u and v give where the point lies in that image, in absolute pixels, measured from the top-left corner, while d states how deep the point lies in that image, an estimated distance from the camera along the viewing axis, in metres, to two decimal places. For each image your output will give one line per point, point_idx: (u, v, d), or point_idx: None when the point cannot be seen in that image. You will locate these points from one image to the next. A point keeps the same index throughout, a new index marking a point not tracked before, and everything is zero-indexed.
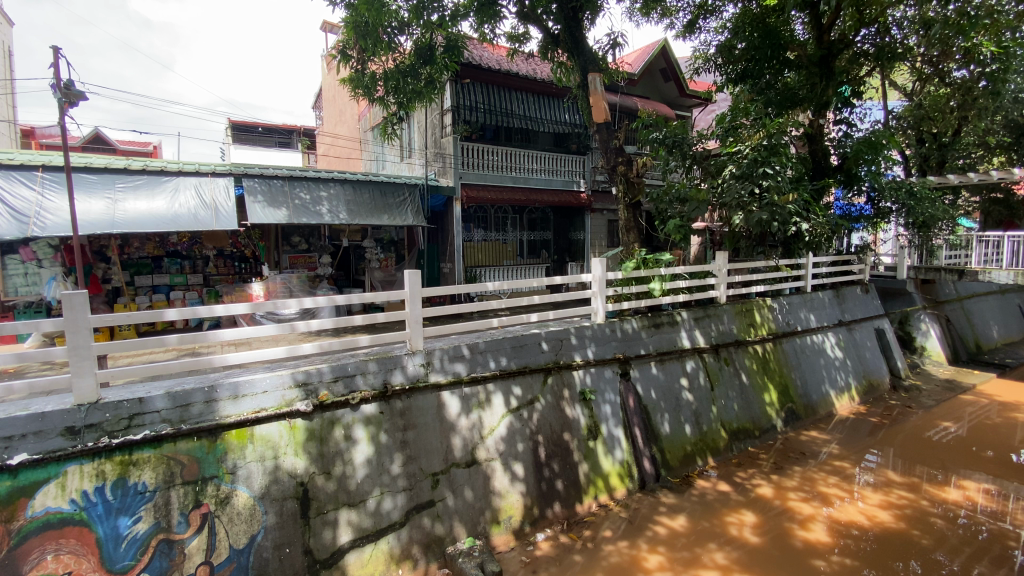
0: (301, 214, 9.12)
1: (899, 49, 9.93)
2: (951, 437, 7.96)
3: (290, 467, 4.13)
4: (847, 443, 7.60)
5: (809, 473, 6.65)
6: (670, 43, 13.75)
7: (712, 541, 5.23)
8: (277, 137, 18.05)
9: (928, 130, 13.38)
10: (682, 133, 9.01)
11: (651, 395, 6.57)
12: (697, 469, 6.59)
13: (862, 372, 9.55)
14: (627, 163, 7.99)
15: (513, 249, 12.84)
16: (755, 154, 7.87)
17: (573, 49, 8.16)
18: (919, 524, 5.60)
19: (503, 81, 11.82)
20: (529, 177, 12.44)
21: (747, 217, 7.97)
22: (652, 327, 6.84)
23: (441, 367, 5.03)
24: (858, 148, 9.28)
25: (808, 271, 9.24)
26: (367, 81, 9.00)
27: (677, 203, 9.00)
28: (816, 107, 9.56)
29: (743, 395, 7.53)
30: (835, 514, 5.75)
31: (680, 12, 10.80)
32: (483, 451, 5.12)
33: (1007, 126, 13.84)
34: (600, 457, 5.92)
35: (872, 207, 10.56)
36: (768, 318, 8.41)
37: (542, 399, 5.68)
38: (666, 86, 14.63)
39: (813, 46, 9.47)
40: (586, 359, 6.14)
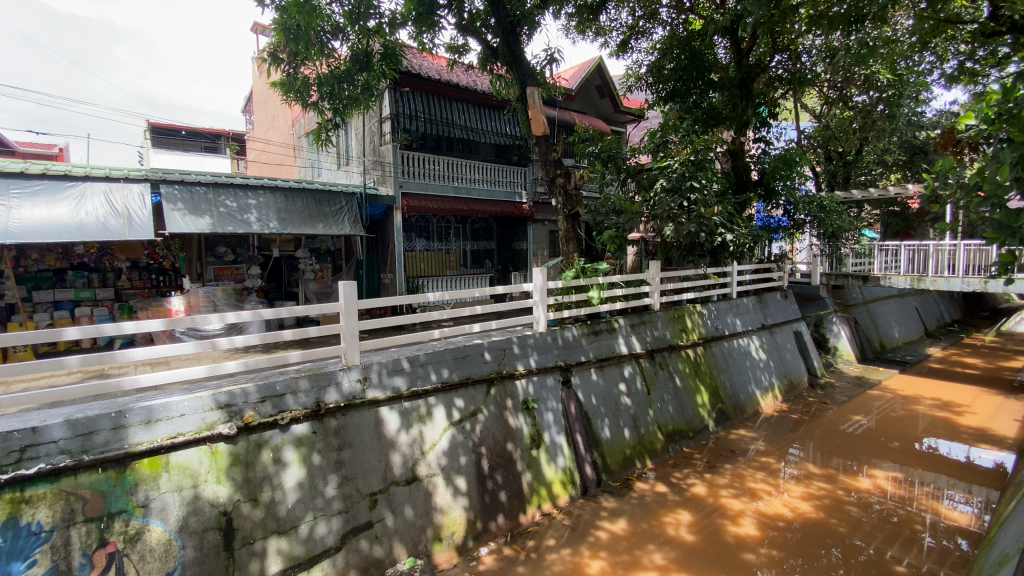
0: (227, 222, 8.62)
1: (808, 74, 10.86)
2: (862, 430, 8.69)
3: (211, 495, 3.83)
4: (772, 439, 8.10)
5: (739, 470, 7.02)
6: (604, 61, 14.29)
7: (651, 542, 5.38)
8: (203, 141, 17.02)
9: (834, 149, 14.69)
10: (616, 147, 9.31)
11: (591, 401, 6.70)
12: (636, 472, 6.77)
13: (783, 372, 10.24)
14: (565, 176, 8.15)
15: (456, 259, 12.73)
16: (683, 169, 8.30)
17: (512, 63, 8.24)
18: (836, 513, 6.03)
19: (443, 91, 11.78)
20: (471, 187, 12.43)
21: (677, 229, 8.38)
22: (591, 334, 7.00)
23: (379, 382, 4.87)
24: (775, 164, 10.13)
25: (734, 279, 9.83)
26: (300, 86, 8.71)
27: (613, 215, 9.25)
28: (737, 126, 10.22)
29: (677, 398, 7.84)
30: (762, 508, 6.08)
31: (613, 31, 11.26)
32: (424, 467, 4.98)
33: (901, 147, 15.49)
34: (542, 465, 5.93)
35: (789, 219, 11.35)
36: (698, 323, 8.84)
37: (485, 410, 5.63)
38: (602, 102, 15.19)
39: (734, 68, 10.13)
40: (528, 368, 6.16)
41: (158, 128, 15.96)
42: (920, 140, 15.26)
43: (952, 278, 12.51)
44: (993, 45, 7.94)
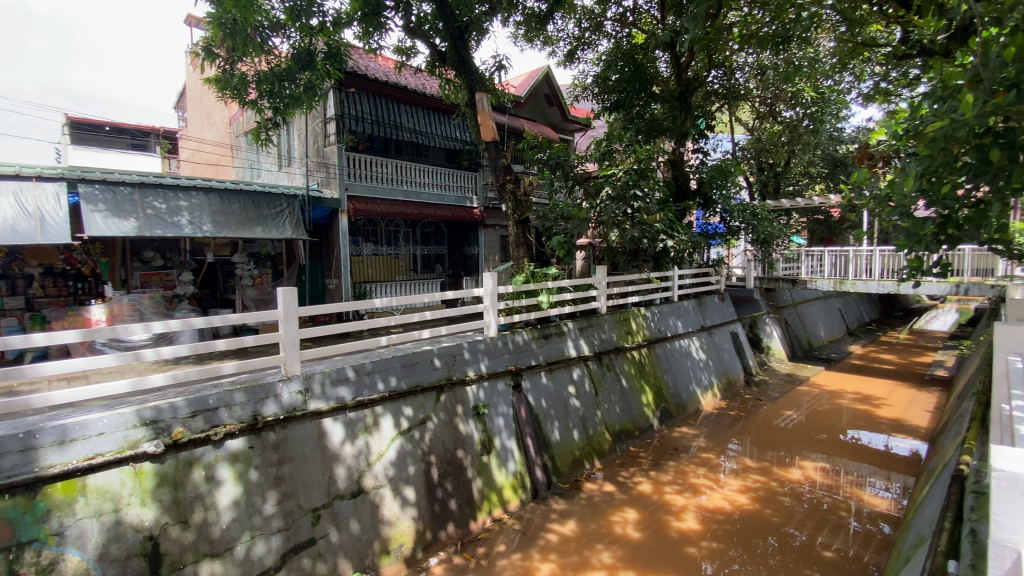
0: (155, 225, 8.08)
1: (742, 90, 11.52)
2: (793, 424, 9.27)
3: (135, 519, 3.55)
4: (712, 436, 8.48)
5: (681, 466, 7.30)
6: (552, 70, 14.56)
7: (599, 542, 5.49)
8: (129, 138, 15.71)
9: (766, 160, 15.65)
10: (564, 155, 9.48)
11: (541, 404, 6.75)
12: (585, 473, 6.89)
13: (721, 371, 10.77)
14: (514, 181, 8.18)
15: (406, 264, 12.51)
16: (627, 177, 8.60)
17: (460, 67, 8.21)
18: (770, 504, 6.39)
19: (390, 93, 11.60)
20: (420, 191, 12.29)
21: (621, 234, 8.66)
22: (541, 338, 7.07)
23: (321, 393, 4.70)
24: (711, 174, 10.67)
25: (675, 283, 10.25)
26: (236, 82, 8.33)
27: (562, 220, 9.40)
28: (677, 136, 10.70)
29: (624, 398, 8.07)
30: (704, 503, 6.35)
31: (560, 41, 11.50)
32: (370, 478, 4.84)
33: (824, 160, 16.72)
34: (493, 471, 5.90)
35: (725, 226, 11.80)
36: (642, 325, 9.14)
37: (434, 417, 5.54)
38: (550, 110, 15.46)
39: (674, 82, 10.59)
40: (478, 374, 6.14)
41: (78, 123, 14.67)
42: (840, 154, 16.56)
43: (869, 280, 13.60)
44: (903, 68, 8.72)
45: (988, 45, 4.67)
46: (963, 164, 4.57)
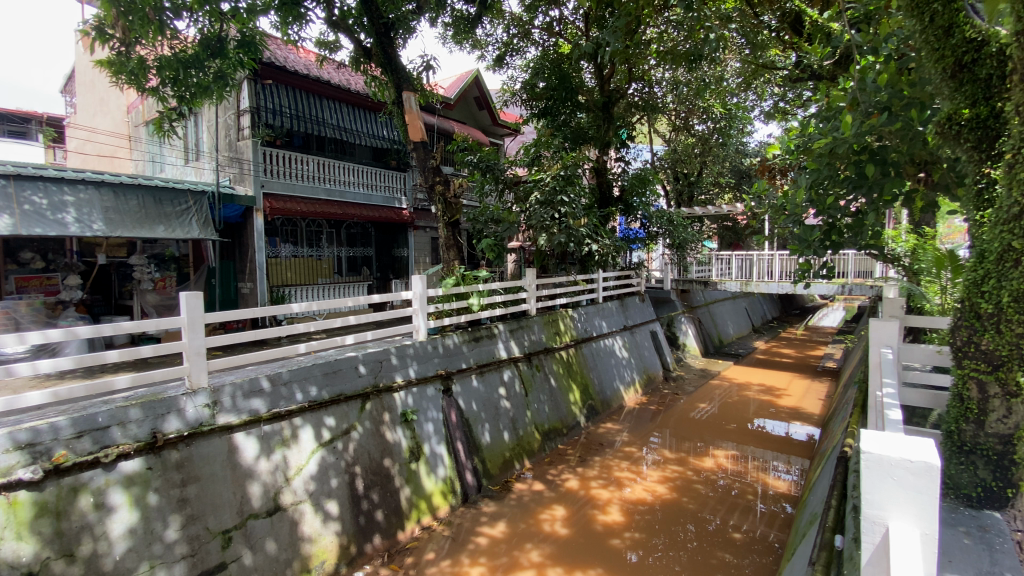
0: (35, 222, 7.10)
1: (660, 103, 12.23)
2: (707, 415, 9.97)
3: (7, 557, 3.12)
4: (635, 430, 8.90)
5: (606, 461, 7.59)
6: (482, 74, 14.60)
7: (528, 541, 5.57)
8: (4, 124, 13.80)
9: (682, 170, 16.72)
10: (494, 158, 9.52)
11: (472, 407, 6.72)
12: (515, 473, 6.95)
13: (642, 367, 11.34)
14: (444, 183, 8.06)
15: (329, 266, 11.97)
16: (555, 183, 8.83)
17: (387, 65, 8.00)
18: (687, 492, 6.81)
19: (311, 87, 11.06)
20: (344, 190, 11.81)
21: (550, 238, 8.85)
22: (472, 341, 7.05)
23: (232, 406, 4.37)
24: (632, 182, 11.25)
25: (600, 285, 10.65)
26: (134, 67, 7.57)
27: (492, 224, 9.43)
28: (601, 145, 11.17)
29: (553, 398, 8.25)
30: (627, 496, 6.64)
31: (489, 46, 11.58)
32: (288, 494, 4.56)
33: (732, 171, 18.16)
34: (421, 478, 5.77)
35: (645, 231, 12.47)
36: (570, 325, 9.41)
37: (359, 427, 5.34)
38: (480, 114, 15.52)
39: (598, 92, 11.05)
40: (406, 379, 6.00)
41: None
42: (745, 167, 18.08)
43: (771, 282, 14.83)
44: (797, 90, 9.68)
45: (864, 73, 5.27)
46: (845, 178, 5.12)
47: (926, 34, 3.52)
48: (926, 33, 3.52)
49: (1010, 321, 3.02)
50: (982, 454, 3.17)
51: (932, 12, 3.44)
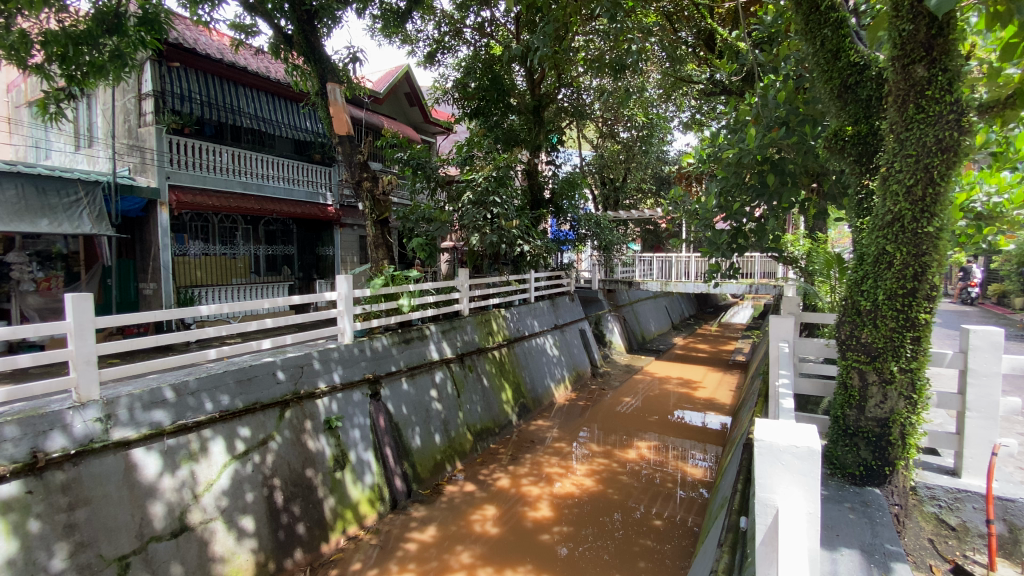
0: None
1: (588, 109, 12.63)
2: (632, 409, 10.44)
3: None
4: (565, 426, 9.12)
5: (537, 458, 7.72)
6: (412, 70, 14.31)
7: (459, 543, 5.54)
8: None
9: (608, 175, 17.38)
10: (425, 156, 9.34)
11: (401, 411, 6.56)
12: (446, 476, 6.87)
13: (572, 365, 11.65)
14: (372, 180, 7.75)
15: (245, 265, 11.17)
16: (486, 183, 8.85)
17: (310, 54, 7.62)
18: (613, 483, 7.09)
19: (225, 73, 10.34)
20: (262, 184, 11.09)
21: (482, 238, 8.88)
22: (402, 343, 6.89)
23: (129, 419, 3.97)
24: (562, 185, 11.55)
25: (532, 285, 10.80)
26: (10, 40, 6.66)
27: (423, 223, 9.22)
28: (532, 148, 11.35)
29: (485, 398, 8.25)
30: (557, 491, 6.78)
31: (420, 41, 11.36)
32: (197, 512, 4.21)
33: (654, 177, 19.16)
34: (347, 487, 5.54)
35: (574, 233, 12.81)
36: (502, 325, 9.46)
37: (278, 436, 5.04)
38: (410, 110, 15.20)
39: (529, 96, 11.21)
40: (330, 385, 5.74)
41: None
42: (665, 174, 19.15)
43: (687, 282, 15.84)
44: (711, 104, 10.38)
45: (766, 90, 5.77)
46: (750, 186, 5.56)
47: (818, 56, 3.91)
48: (817, 56, 3.92)
49: (885, 316, 3.42)
50: (863, 436, 3.53)
51: (823, 37, 3.84)
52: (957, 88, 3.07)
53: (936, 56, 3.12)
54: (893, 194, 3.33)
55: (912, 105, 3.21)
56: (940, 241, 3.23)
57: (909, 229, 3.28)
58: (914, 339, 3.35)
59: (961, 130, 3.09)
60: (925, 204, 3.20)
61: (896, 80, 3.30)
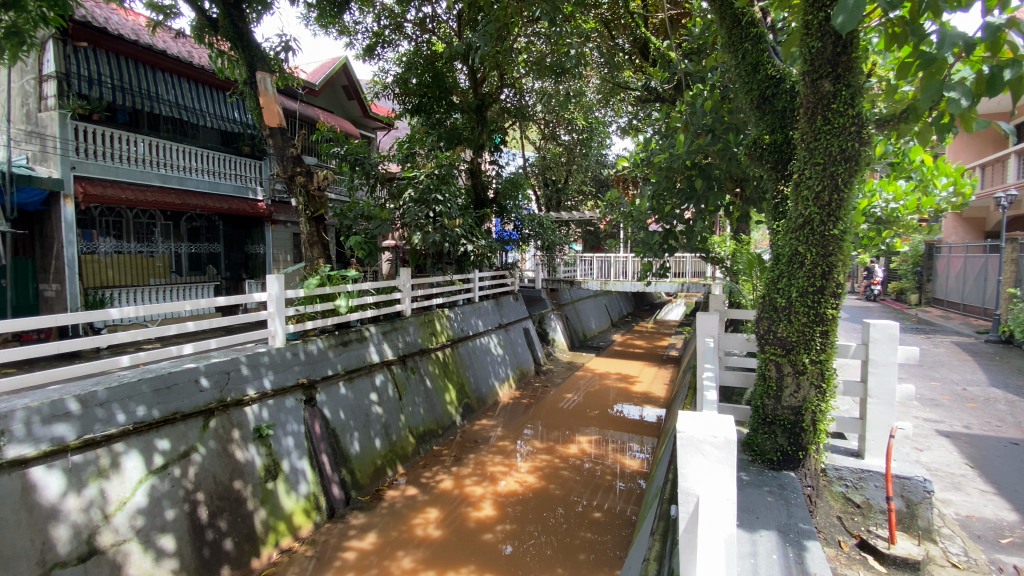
0: None
1: (530, 110, 12.77)
2: (574, 405, 10.67)
3: None
4: (509, 424, 9.17)
5: (481, 458, 7.70)
6: (350, 62, 13.86)
7: (400, 549, 5.43)
8: None
9: (551, 177, 17.67)
10: (363, 152, 9.05)
11: (339, 416, 6.32)
12: (386, 481, 6.70)
13: (515, 363, 11.72)
14: (306, 174, 7.39)
15: (165, 265, 10.38)
16: (428, 181, 8.71)
17: (238, 41, 7.17)
18: (555, 479, 7.21)
19: (142, 56, 9.57)
20: (184, 177, 10.34)
21: (424, 237, 8.70)
22: (339, 345, 6.65)
23: (26, 435, 3.57)
24: (505, 185, 11.59)
25: (476, 284, 10.76)
26: None
27: (362, 220, 8.92)
28: (475, 147, 11.31)
29: (428, 399, 8.12)
30: (500, 489, 6.80)
31: (358, 34, 11.01)
32: (108, 534, 3.85)
33: (594, 179, 19.69)
34: (280, 497, 5.27)
35: (518, 233, 12.89)
36: (446, 325, 9.35)
37: (202, 448, 4.71)
38: (349, 104, 14.72)
39: (471, 95, 11.17)
40: (261, 391, 5.44)
41: None
42: (604, 176, 19.72)
43: (625, 281, 16.41)
44: (647, 110, 10.81)
45: (694, 98, 6.04)
46: (679, 189, 5.83)
47: (740, 68, 4.15)
48: (739, 68, 4.16)
49: (798, 312, 3.69)
50: (780, 424, 3.79)
51: (744, 50, 4.09)
52: (857, 103, 3.37)
53: (841, 73, 3.40)
54: (804, 198, 3.60)
55: (820, 117, 3.48)
56: (844, 243, 3.53)
57: (818, 232, 3.56)
58: (823, 333, 3.64)
59: (861, 141, 3.40)
60: (832, 209, 3.48)
61: (806, 93, 3.56)
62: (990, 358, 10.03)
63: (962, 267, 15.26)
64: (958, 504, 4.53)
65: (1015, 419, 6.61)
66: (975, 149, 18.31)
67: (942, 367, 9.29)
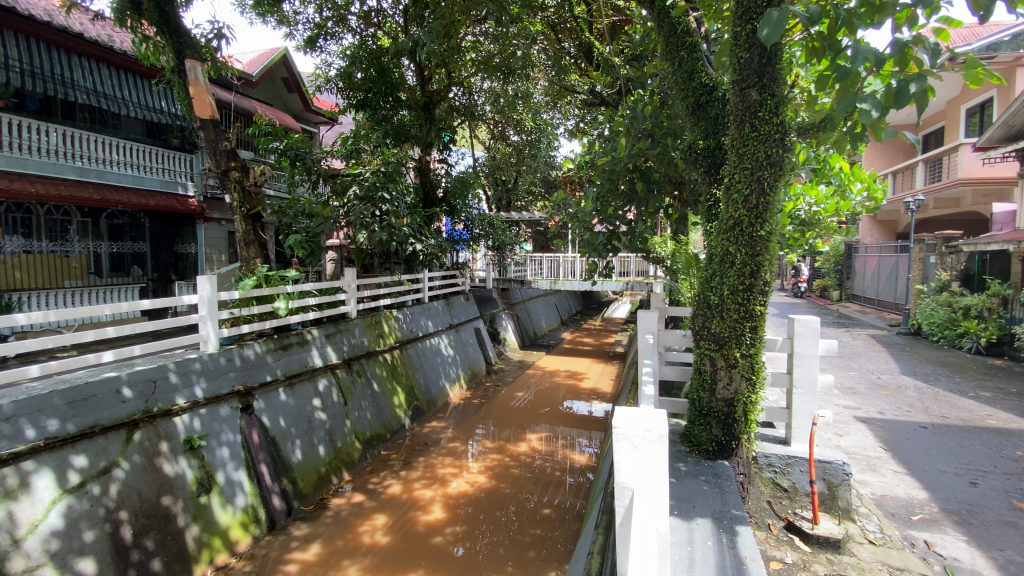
0: None
1: (479, 110, 12.74)
2: (525, 403, 10.75)
3: None
4: (460, 425, 9.12)
5: (431, 460, 7.61)
6: (291, 54, 13.30)
7: (346, 558, 5.27)
8: None
9: (500, 177, 17.71)
10: (305, 147, 8.68)
11: (279, 424, 6.05)
12: (331, 489, 6.49)
13: (466, 364, 11.67)
14: (242, 170, 7.01)
15: (80, 265, 9.59)
16: (374, 178, 8.48)
17: (164, 25, 6.68)
18: (506, 477, 7.23)
19: (57, 39, 8.78)
20: (104, 170, 9.55)
21: (370, 236, 8.48)
22: (278, 350, 6.35)
23: None
24: (454, 184, 11.48)
25: (426, 284, 10.62)
26: None
27: (303, 218, 8.56)
28: (423, 145, 11.16)
29: (375, 403, 7.93)
30: (450, 491, 6.74)
31: (298, 24, 10.57)
32: (16, 561, 3.51)
33: (543, 180, 19.91)
34: (215, 511, 4.98)
35: (468, 233, 12.86)
36: (394, 326, 9.17)
37: (126, 462, 4.37)
38: (289, 97, 14.14)
39: (418, 92, 10.99)
40: (192, 400, 5.10)
41: None
42: (553, 177, 19.98)
43: (574, 280, 16.72)
44: (593, 113, 11.05)
45: (635, 103, 6.23)
46: (622, 192, 6.02)
47: (677, 75, 4.32)
48: (675, 75, 4.33)
49: (729, 308, 3.88)
50: (715, 416, 3.96)
51: (680, 58, 4.27)
52: (780, 111, 3.59)
53: (766, 83, 3.62)
54: (734, 201, 3.79)
55: (748, 125, 3.67)
56: (770, 243, 3.75)
57: (747, 233, 3.76)
58: (752, 328, 3.85)
59: (783, 148, 3.63)
60: (759, 211, 3.70)
61: (736, 101, 3.75)
62: (900, 349, 10.99)
63: (876, 266, 16.66)
64: (874, 484, 4.94)
65: (922, 404, 7.28)
66: (887, 157, 20.02)
67: (860, 358, 10.10)
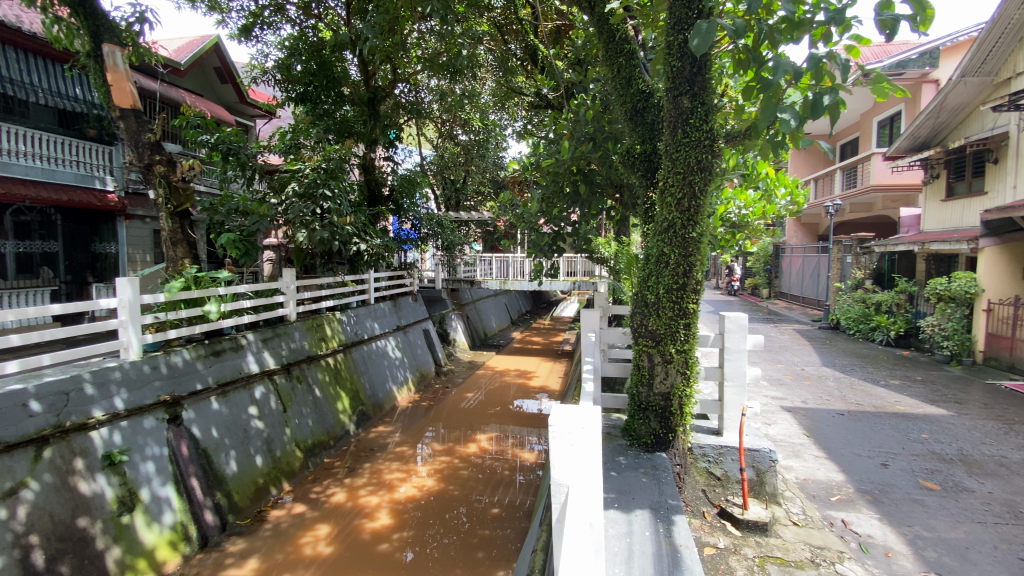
0: None
1: (426, 108, 12.58)
2: (474, 404, 10.72)
3: None
4: (408, 429, 8.97)
5: (377, 466, 7.44)
6: (223, 42, 12.59)
7: (287, 572, 5.07)
8: None
9: (448, 176, 17.55)
10: (237, 141, 8.22)
11: (211, 434, 5.70)
12: (270, 500, 6.20)
13: (414, 366, 11.48)
14: (168, 164, 6.57)
15: None
16: (315, 175, 8.18)
17: (78, 4, 6.14)
18: (455, 479, 7.19)
19: None
20: (8, 162, 8.64)
21: (310, 235, 8.15)
22: (209, 356, 5.99)
23: None
24: (401, 182, 11.26)
25: (371, 285, 10.36)
26: None
27: (237, 215, 8.11)
28: (367, 142, 10.87)
29: (317, 409, 7.65)
30: (397, 496, 6.62)
31: (232, 12, 10.01)
32: None
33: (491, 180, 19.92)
34: (139, 531, 4.63)
35: (416, 232, 12.67)
36: (337, 329, 8.89)
37: (33, 483, 3.99)
38: (222, 88, 13.40)
39: (362, 87, 10.69)
40: (111, 412, 4.72)
41: None
42: (502, 178, 20.04)
43: (523, 280, 16.83)
44: (540, 115, 11.18)
45: (578, 106, 6.35)
46: (566, 193, 6.13)
47: (616, 81, 4.45)
48: (615, 81, 4.46)
49: (664, 306, 4.04)
50: (653, 410, 4.11)
51: (619, 64, 4.40)
52: (710, 119, 3.78)
53: (696, 91, 3.79)
54: (668, 204, 3.96)
55: (681, 131, 3.84)
56: (701, 244, 3.94)
57: (679, 235, 3.93)
58: (685, 325, 4.02)
59: (712, 153, 3.82)
60: (690, 214, 3.87)
61: (669, 108, 3.91)
62: (822, 343, 11.85)
63: (801, 266, 17.89)
64: (798, 469, 5.30)
65: (841, 393, 7.89)
66: (810, 164, 21.53)
67: (787, 352, 10.81)
